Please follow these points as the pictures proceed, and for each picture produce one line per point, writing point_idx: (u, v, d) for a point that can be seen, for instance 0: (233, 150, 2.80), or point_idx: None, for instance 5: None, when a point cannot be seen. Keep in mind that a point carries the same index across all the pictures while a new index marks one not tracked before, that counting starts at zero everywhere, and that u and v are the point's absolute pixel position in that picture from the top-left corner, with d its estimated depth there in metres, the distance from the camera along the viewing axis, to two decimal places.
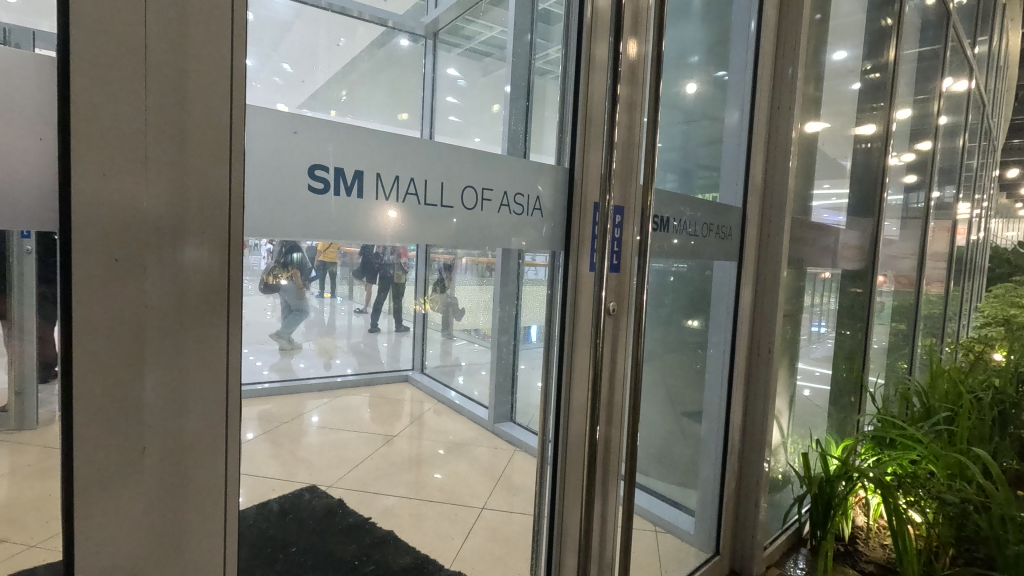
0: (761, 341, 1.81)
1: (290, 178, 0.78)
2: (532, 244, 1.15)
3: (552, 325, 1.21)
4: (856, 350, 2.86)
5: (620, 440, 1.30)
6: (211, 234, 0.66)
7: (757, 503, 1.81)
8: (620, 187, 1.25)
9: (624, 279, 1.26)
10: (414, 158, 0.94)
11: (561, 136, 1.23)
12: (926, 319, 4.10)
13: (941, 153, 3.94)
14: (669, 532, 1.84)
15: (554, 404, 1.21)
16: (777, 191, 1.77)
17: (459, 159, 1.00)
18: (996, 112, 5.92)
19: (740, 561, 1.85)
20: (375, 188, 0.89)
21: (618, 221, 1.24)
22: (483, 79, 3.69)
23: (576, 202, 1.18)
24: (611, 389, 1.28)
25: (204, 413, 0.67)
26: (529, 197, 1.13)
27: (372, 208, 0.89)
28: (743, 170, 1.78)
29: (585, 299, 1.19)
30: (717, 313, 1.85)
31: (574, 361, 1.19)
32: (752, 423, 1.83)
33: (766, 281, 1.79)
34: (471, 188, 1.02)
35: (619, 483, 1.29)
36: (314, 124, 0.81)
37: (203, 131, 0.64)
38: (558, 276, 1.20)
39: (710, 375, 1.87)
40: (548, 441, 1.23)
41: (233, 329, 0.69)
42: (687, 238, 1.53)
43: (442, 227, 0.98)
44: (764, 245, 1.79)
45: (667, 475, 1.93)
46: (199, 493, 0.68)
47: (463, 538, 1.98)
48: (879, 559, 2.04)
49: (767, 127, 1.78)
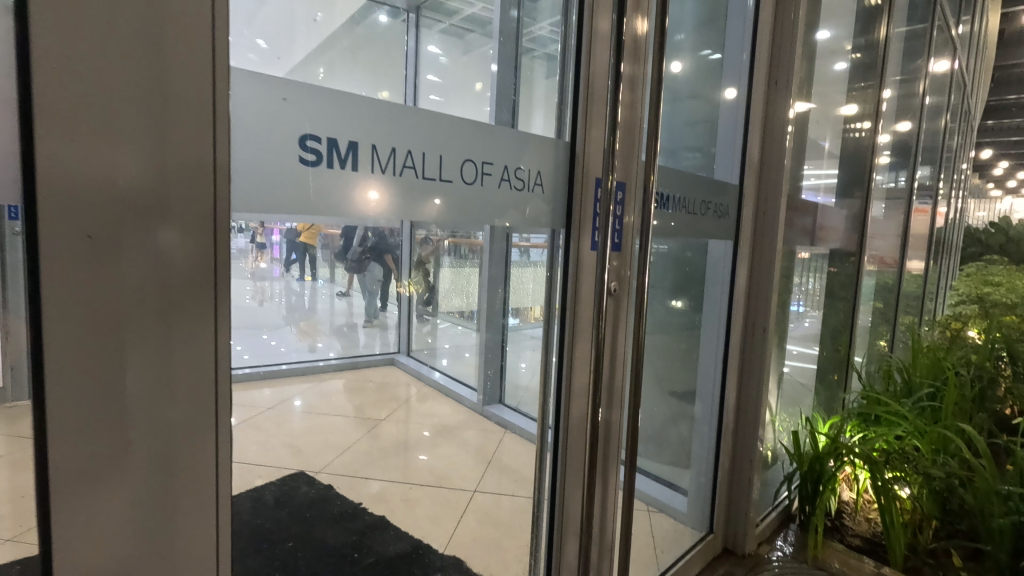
0: (756, 321, 1.79)
1: (279, 149, 0.73)
2: (531, 220, 1.11)
3: (551, 305, 1.18)
4: (842, 329, 2.89)
5: (619, 422, 1.28)
6: (196, 208, 0.60)
7: (750, 483, 1.82)
8: (622, 162, 1.21)
9: (626, 257, 1.23)
10: (409, 129, 0.88)
11: (560, 111, 1.18)
12: (906, 297, 4.16)
13: (923, 133, 3.97)
14: (662, 511, 1.85)
15: (554, 385, 1.18)
16: (774, 169, 1.74)
17: (457, 131, 0.95)
18: (974, 94, 5.99)
19: (733, 540, 1.87)
20: (369, 162, 0.84)
21: (619, 198, 1.20)
22: (467, 56, 3.60)
23: (575, 177, 1.14)
24: (612, 370, 1.25)
25: (196, 401, 0.62)
26: (530, 171, 1.08)
27: (366, 183, 0.84)
28: (740, 147, 1.75)
29: (588, 277, 1.16)
30: (712, 294, 1.84)
31: (577, 343, 1.15)
32: (746, 403, 1.82)
33: (762, 260, 1.77)
34: (468, 163, 0.97)
35: (619, 465, 1.28)
36: (305, 92, 0.76)
37: (184, 96, 0.58)
38: (559, 256, 1.17)
39: (704, 354, 1.86)
40: (547, 425, 1.20)
41: (222, 312, 0.64)
42: (687, 216, 1.51)
43: (440, 202, 0.94)
44: (760, 224, 1.77)
45: (658, 455, 1.91)
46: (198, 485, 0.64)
47: (456, 522, 1.96)
48: (865, 533, 2.09)
49: (763, 105, 1.74)
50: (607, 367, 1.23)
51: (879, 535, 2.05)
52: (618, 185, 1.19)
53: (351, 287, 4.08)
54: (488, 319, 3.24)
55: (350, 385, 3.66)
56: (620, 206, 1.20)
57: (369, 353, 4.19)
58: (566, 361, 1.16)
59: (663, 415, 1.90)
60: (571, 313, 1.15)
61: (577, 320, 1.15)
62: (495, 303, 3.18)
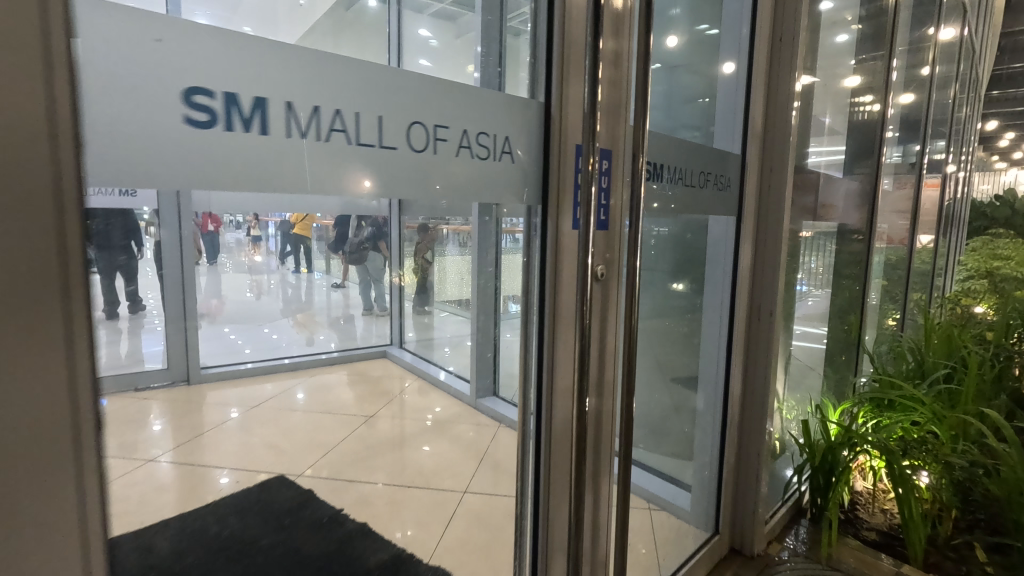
0: (762, 304, 1.64)
1: (154, 106, 0.57)
2: (502, 196, 0.95)
3: (529, 294, 1.03)
4: (852, 309, 2.75)
5: (610, 423, 1.14)
6: (18, 177, 0.46)
7: (758, 480, 1.69)
8: (607, 127, 1.05)
9: (615, 235, 1.07)
10: (337, 84, 0.71)
11: (534, 67, 1.01)
12: (916, 274, 4.01)
13: (932, 103, 3.79)
14: (663, 510, 1.70)
15: (535, 386, 1.03)
16: (779, 138, 1.58)
17: (403, 86, 0.78)
18: (982, 63, 5.78)
19: (740, 539, 1.74)
20: (286, 124, 0.67)
21: (604, 168, 1.04)
22: (452, 34, 3.42)
23: (551, 145, 0.98)
24: (601, 365, 1.10)
25: (43, 427, 0.49)
26: (496, 137, 0.92)
27: (282, 150, 0.67)
28: (742, 114, 1.58)
29: (568, 260, 1.01)
30: (713, 275, 1.68)
31: (559, 335, 1.01)
32: (752, 394, 1.68)
33: (768, 238, 1.61)
34: (418, 127, 0.80)
35: (611, 471, 1.14)
36: (189, 34, 0.59)
37: (3, 28, 0.44)
38: (536, 237, 1.01)
39: (706, 340, 1.72)
40: (528, 430, 1.06)
41: (74, 313, 0.51)
42: (684, 189, 1.36)
43: (383, 172, 0.77)
44: (765, 199, 1.61)
45: (659, 446, 1.78)
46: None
47: (444, 526, 1.84)
48: (881, 525, 1.96)
49: (767, 68, 1.57)
50: (595, 363, 1.09)
51: (895, 526, 1.93)
52: (601, 154, 1.03)
53: (346, 277, 3.99)
54: (480, 308, 3.09)
55: (340, 378, 3.53)
56: (606, 176, 1.04)
57: (362, 345, 4.05)
58: (546, 357, 1.01)
59: (664, 404, 1.78)
60: (551, 302, 1.00)
61: (559, 309, 1.00)
62: (486, 292, 3.03)
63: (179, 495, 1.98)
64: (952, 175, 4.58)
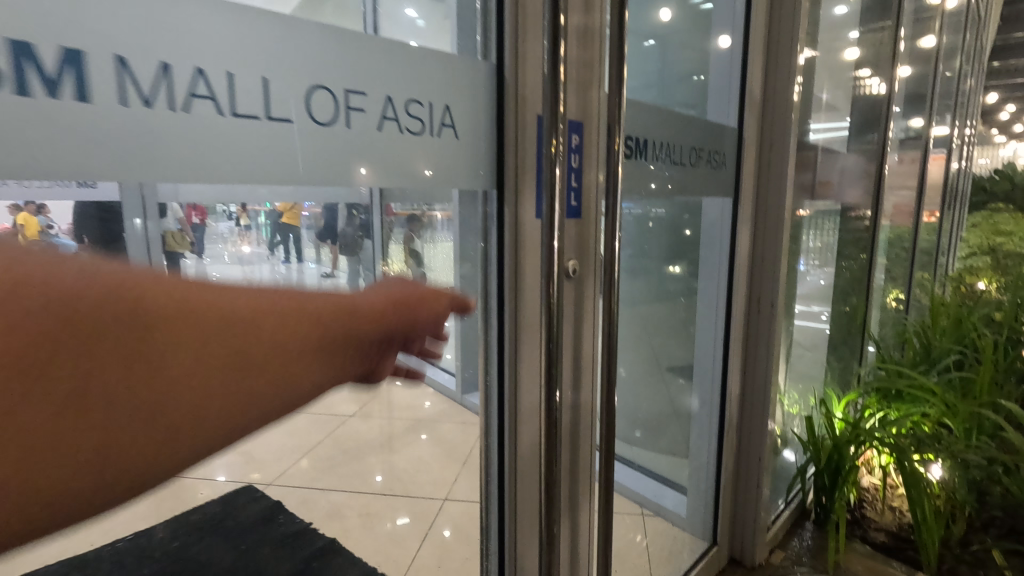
0: (762, 293, 1.48)
1: None
2: (448, 179, 0.78)
3: (486, 292, 0.90)
4: (856, 293, 2.59)
5: (589, 437, 1.00)
6: None
7: (760, 485, 1.54)
8: (577, 93, 0.88)
9: (590, 222, 0.92)
10: (202, 31, 0.54)
11: (485, 18, 0.83)
12: (920, 252, 3.85)
13: (938, 72, 3.59)
14: (657, 515, 1.60)
15: (496, 399, 0.90)
16: (780, 109, 1.40)
17: (304, 38, 0.60)
18: (986, 31, 5.55)
19: (740, 548, 1.61)
20: (126, 91, 0.49)
21: (574, 145, 0.88)
22: None
23: (507, 119, 0.82)
24: (577, 370, 0.96)
25: None
26: (434, 106, 0.75)
27: (125, 129, 0.50)
28: (738, 82, 1.40)
29: (531, 252, 0.88)
30: (710, 259, 1.50)
31: (523, 337, 0.89)
32: (752, 391, 1.53)
33: (768, 221, 1.45)
34: (322, 92, 0.63)
35: (591, 491, 1.01)
36: None
37: None
38: (492, 226, 0.87)
39: (702, 328, 1.55)
40: (490, 448, 0.93)
41: None
42: (672, 168, 1.19)
43: (279, 154, 0.60)
44: (764, 177, 1.44)
45: (653, 444, 1.59)
46: (136, 445, 0.55)
47: (419, 541, 1.71)
48: (890, 526, 1.83)
49: (765, 29, 1.39)
50: (568, 371, 0.95)
51: (906, 526, 1.81)
52: (570, 127, 0.87)
53: None
54: None
55: None
56: (577, 153, 0.88)
57: None
58: (507, 362, 0.89)
59: (659, 403, 1.56)
60: (513, 300, 0.87)
61: (521, 308, 0.88)
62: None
63: None
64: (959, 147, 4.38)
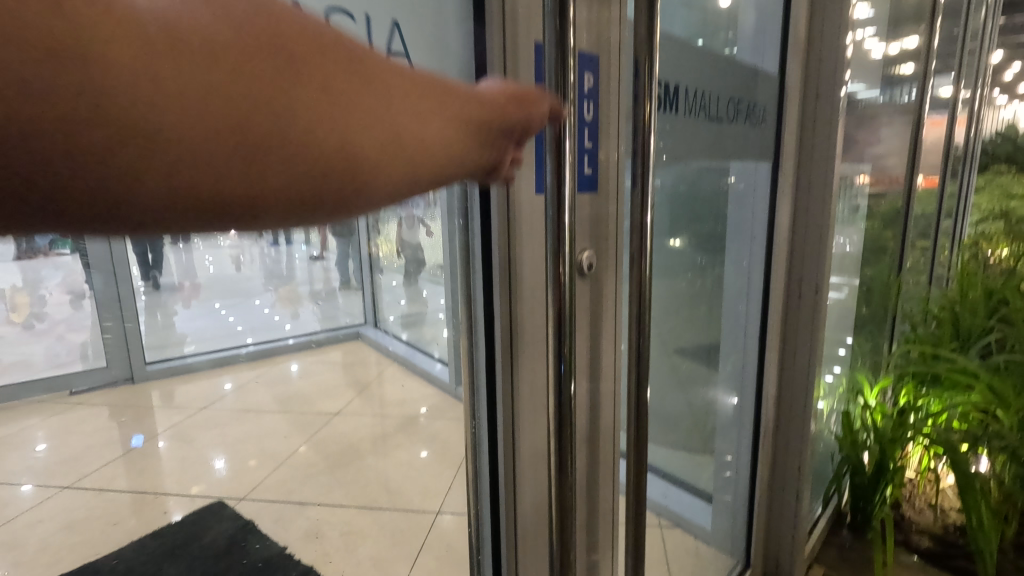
0: (804, 276, 1.24)
1: None
2: None
3: (472, 302, 0.65)
4: (891, 265, 2.34)
5: (610, 480, 0.78)
6: None
7: (799, 496, 1.34)
8: (591, 13, 0.62)
9: (606, 200, 0.67)
10: None
11: None
12: (952, 216, 3.55)
13: (980, 14, 3.21)
14: (677, 527, 1.27)
15: (488, 440, 0.68)
16: (831, 50, 1.13)
17: None
18: None
19: (775, 566, 1.41)
20: None
21: (587, 88, 0.63)
22: None
23: (489, 53, 0.59)
24: (594, 393, 0.73)
25: None
26: (377, 27, 0.51)
27: None
28: (780, 17, 1.12)
29: (531, 237, 0.63)
30: (739, 224, 1.21)
31: (522, 353, 0.65)
32: (791, 391, 1.31)
33: (814, 189, 1.20)
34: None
35: (613, 545, 0.80)
36: None
37: None
38: (474, 209, 0.63)
39: (726, 303, 1.23)
40: (483, 503, 0.70)
41: None
42: (706, 125, 0.93)
43: None
44: (808, 138, 1.19)
45: (670, 441, 1.20)
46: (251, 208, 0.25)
47: (409, 567, 1.50)
48: (934, 529, 1.63)
49: None
50: (586, 399, 0.72)
51: (950, 528, 1.61)
52: (582, 61, 0.61)
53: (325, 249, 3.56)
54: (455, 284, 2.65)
55: (305, 364, 3.10)
56: (591, 101, 0.63)
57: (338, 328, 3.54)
58: (499, 386, 0.65)
59: (677, 393, 1.18)
60: (508, 302, 0.63)
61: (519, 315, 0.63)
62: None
63: (88, 535, 1.63)
64: (993, 102, 4.04)
